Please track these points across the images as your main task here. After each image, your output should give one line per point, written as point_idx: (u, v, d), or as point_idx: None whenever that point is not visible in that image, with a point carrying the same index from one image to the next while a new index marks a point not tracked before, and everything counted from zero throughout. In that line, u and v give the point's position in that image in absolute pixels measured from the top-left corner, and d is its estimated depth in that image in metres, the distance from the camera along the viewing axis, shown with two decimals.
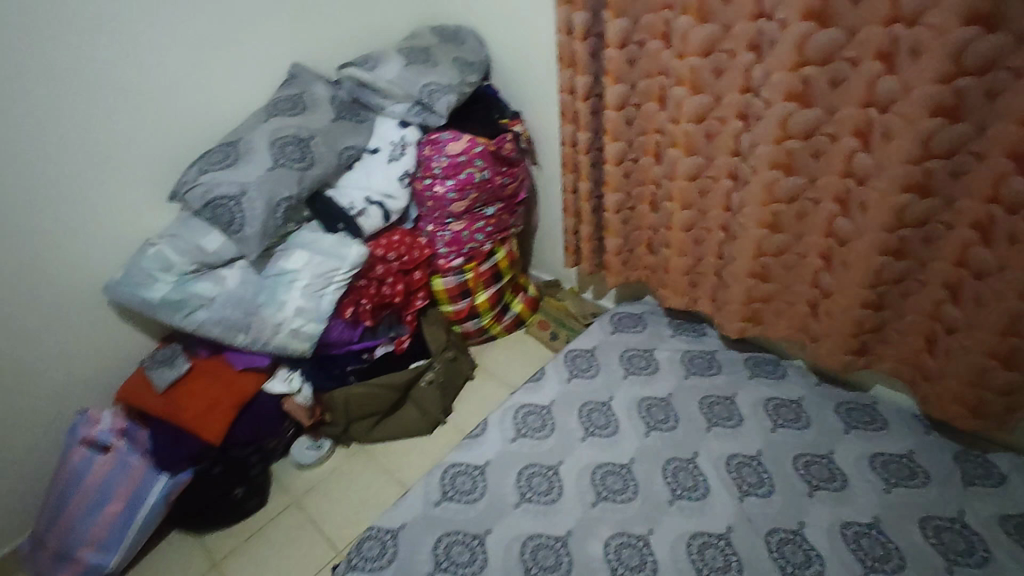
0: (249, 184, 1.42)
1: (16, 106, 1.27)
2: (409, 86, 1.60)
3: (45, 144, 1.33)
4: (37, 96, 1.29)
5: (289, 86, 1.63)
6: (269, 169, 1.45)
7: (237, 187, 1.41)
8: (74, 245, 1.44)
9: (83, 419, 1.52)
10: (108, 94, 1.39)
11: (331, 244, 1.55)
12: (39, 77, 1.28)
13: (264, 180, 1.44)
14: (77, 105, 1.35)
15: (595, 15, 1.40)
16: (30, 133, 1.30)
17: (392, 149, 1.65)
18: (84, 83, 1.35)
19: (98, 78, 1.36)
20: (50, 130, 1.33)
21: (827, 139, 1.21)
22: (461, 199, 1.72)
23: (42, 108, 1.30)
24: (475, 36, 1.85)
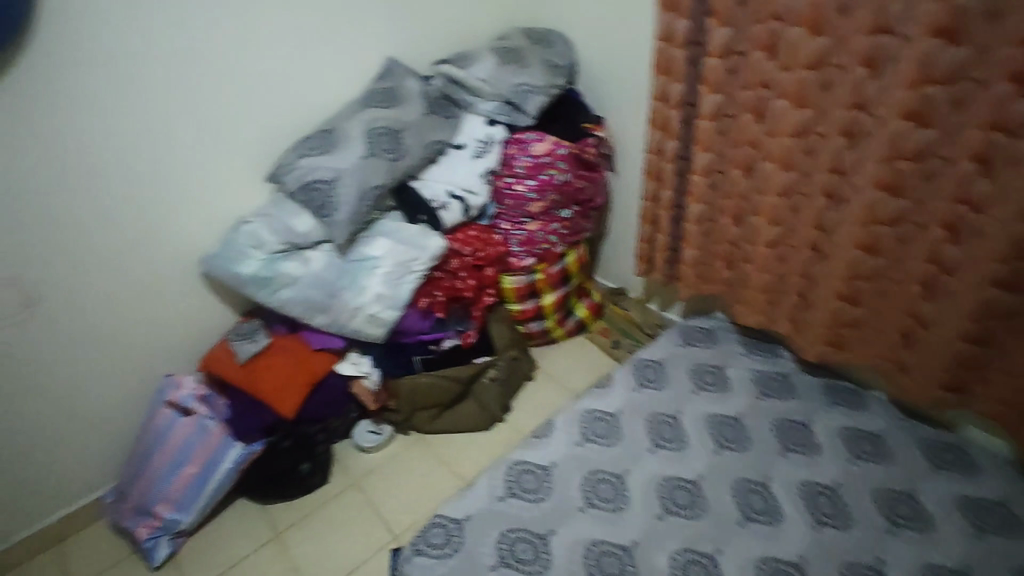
0: (344, 171, 1.48)
1: (141, 85, 1.36)
2: (501, 85, 1.62)
3: (160, 121, 1.42)
4: (160, 76, 1.38)
5: (384, 79, 1.67)
6: (363, 158, 1.50)
7: (333, 173, 1.47)
8: (177, 219, 1.52)
9: (169, 382, 1.60)
10: (222, 77, 1.46)
11: (413, 234, 1.57)
12: (163, 59, 1.37)
13: (358, 167, 1.49)
14: (193, 86, 1.43)
15: (698, 22, 1.38)
16: (148, 109, 1.39)
17: (477, 146, 1.67)
18: (203, 67, 1.43)
19: (214, 62, 1.44)
20: (166, 108, 1.41)
21: (942, 162, 1.15)
22: (540, 200, 1.73)
23: (163, 88, 1.39)
24: (564, 40, 1.85)
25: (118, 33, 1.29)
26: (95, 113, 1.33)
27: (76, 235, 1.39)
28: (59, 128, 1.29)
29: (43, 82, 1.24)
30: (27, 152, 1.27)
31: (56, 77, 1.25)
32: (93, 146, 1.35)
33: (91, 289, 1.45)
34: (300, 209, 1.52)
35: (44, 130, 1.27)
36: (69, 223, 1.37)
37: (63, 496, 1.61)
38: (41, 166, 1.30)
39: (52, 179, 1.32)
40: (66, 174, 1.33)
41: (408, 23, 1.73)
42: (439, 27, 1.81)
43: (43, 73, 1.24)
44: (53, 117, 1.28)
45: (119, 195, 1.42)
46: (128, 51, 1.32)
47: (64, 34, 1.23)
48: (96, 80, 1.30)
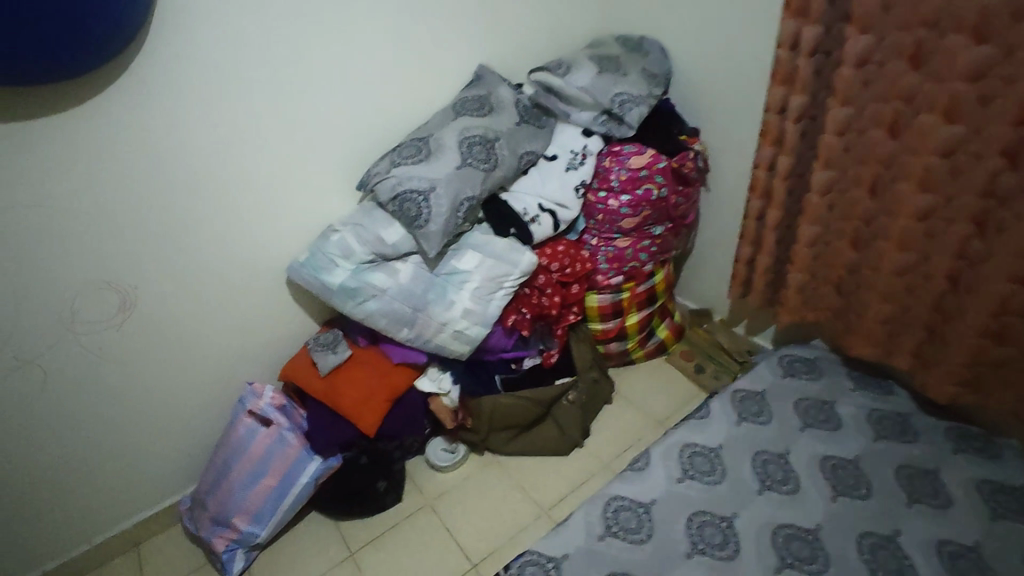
0: (439, 181, 1.41)
1: (240, 91, 1.32)
2: (601, 94, 1.54)
3: (257, 128, 1.38)
4: (259, 82, 1.34)
5: (476, 87, 1.61)
6: (457, 168, 1.44)
7: (427, 184, 1.41)
8: (267, 226, 1.49)
9: (250, 391, 1.56)
10: (318, 84, 1.42)
11: (504, 248, 1.50)
12: (264, 64, 1.33)
13: (453, 178, 1.43)
14: (290, 93, 1.39)
15: (829, 29, 1.27)
16: (246, 117, 1.35)
17: (571, 158, 1.59)
18: (300, 73, 1.38)
19: (312, 68, 1.39)
20: (263, 116, 1.37)
21: None
22: (633, 216, 1.64)
23: (261, 94, 1.35)
24: (660, 47, 1.76)
25: (222, 39, 1.25)
26: (196, 120, 1.29)
27: (171, 242, 1.37)
28: (161, 135, 1.26)
29: (149, 89, 1.21)
30: (130, 159, 1.24)
31: (162, 83, 1.22)
32: (192, 154, 1.31)
33: (181, 296, 1.43)
34: (390, 220, 1.48)
35: (147, 137, 1.24)
36: (165, 231, 1.35)
37: (142, 500, 1.60)
38: (142, 174, 1.27)
39: (151, 186, 1.29)
40: (165, 182, 1.30)
41: (501, 27, 1.66)
42: (531, 33, 1.74)
43: (149, 80, 1.20)
44: (155, 124, 1.24)
45: (213, 204, 1.39)
46: (231, 57, 1.28)
47: (171, 40, 1.20)
48: (199, 86, 1.27)
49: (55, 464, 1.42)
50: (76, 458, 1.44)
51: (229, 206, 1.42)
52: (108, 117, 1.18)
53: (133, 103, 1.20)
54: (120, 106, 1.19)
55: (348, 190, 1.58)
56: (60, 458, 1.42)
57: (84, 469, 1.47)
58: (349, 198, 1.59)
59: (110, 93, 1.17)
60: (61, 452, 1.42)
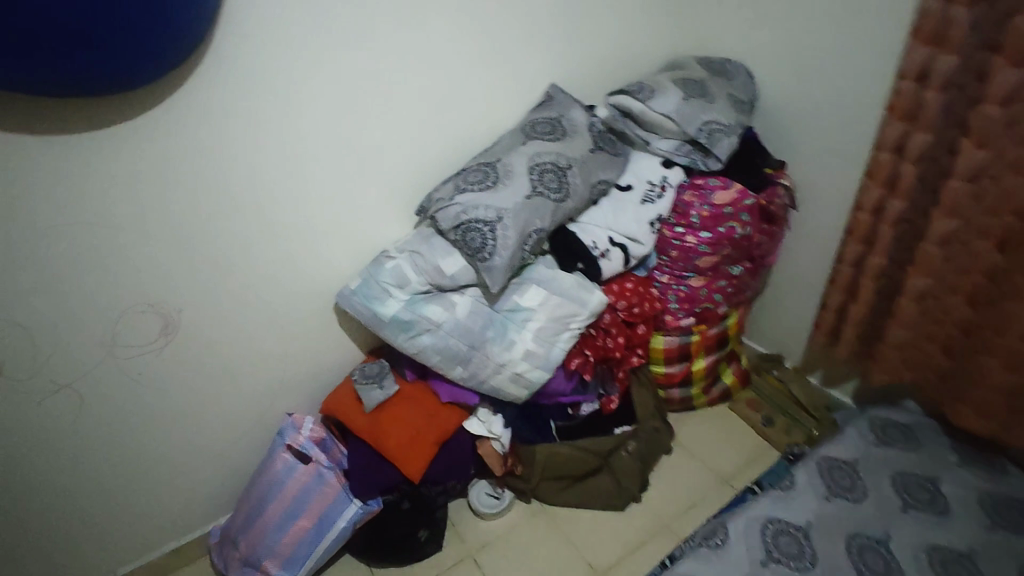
0: (507, 211, 1.30)
1: (303, 107, 1.22)
2: (686, 122, 1.40)
3: (317, 147, 1.28)
4: (324, 98, 1.24)
5: (547, 108, 1.50)
6: (527, 198, 1.32)
7: (494, 213, 1.29)
8: (318, 249, 1.40)
9: (290, 423, 1.46)
10: (384, 102, 1.31)
11: (571, 286, 1.37)
12: (329, 79, 1.23)
13: (521, 208, 1.31)
14: (353, 111, 1.29)
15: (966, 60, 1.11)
16: (307, 135, 1.26)
17: (647, 189, 1.45)
18: (367, 89, 1.28)
19: (379, 85, 1.29)
20: (324, 134, 1.28)
21: None
22: (711, 255, 1.49)
23: (325, 111, 1.25)
24: (747, 72, 1.62)
25: (288, 53, 1.16)
26: (255, 138, 1.20)
27: (220, 265, 1.28)
28: (217, 153, 1.17)
29: (208, 104, 1.12)
30: (183, 178, 1.15)
31: (222, 99, 1.13)
32: (248, 171, 1.22)
33: (225, 320, 1.34)
34: (450, 249, 1.37)
35: (202, 154, 1.15)
36: (214, 253, 1.26)
37: (170, 531, 1.51)
38: (194, 193, 1.18)
39: (203, 206, 1.20)
40: (218, 202, 1.22)
41: (576, 46, 1.55)
42: (607, 52, 1.62)
43: (210, 95, 1.11)
44: (212, 141, 1.15)
45: (265, 225, 1.30)
46: (295, 72, 1.18)
47: (236, 53, 1.11)
48: (260, 102, 1.17)
49: (84, 494, 1.33)
50: (106, 488, 1.35)
51: (281, 226, 1.32)
52: (163, 131, 1.10)
53: (190, 119, 1.11)
54: (177, 121, 1.10)
55: (406, 213, 1.48)
56: (89, 489, 1.33)
57: (113, 500, 1.38)
58: (405, 222, 1.49)
59: (168, 108, 1.08)
60: (90, 482, 1.33)
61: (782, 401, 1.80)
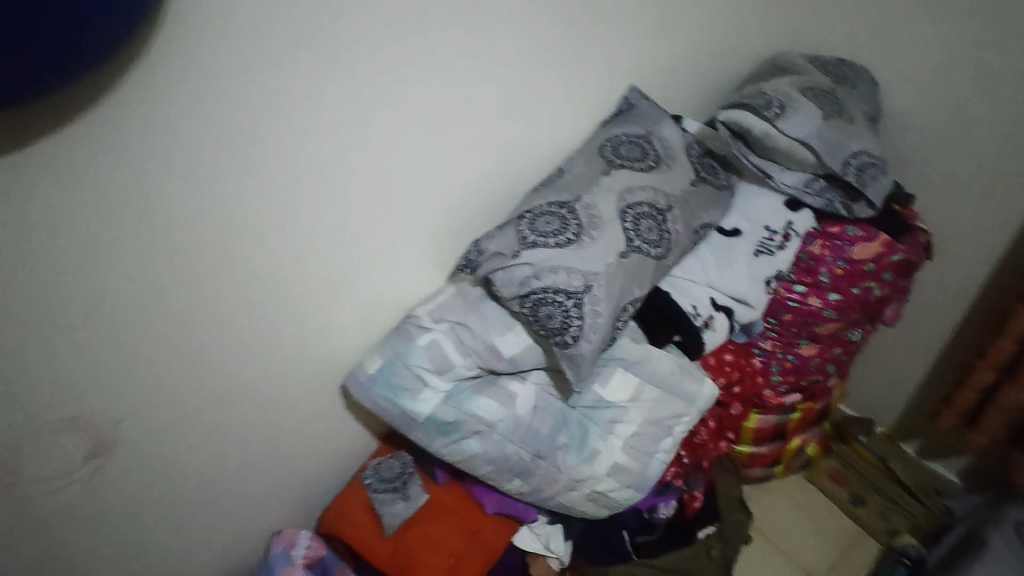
0: (598, 278, 0.92)
1: (318, 125, 0.80)
2: (830, 148, 1.02)
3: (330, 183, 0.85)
4: (348, 112, 0.82)
5: (631, 120, 1.11)
6: (622, 256, 0.94)
7: (579, 281, 0.91)
8: (323, 319, 0.98)
9: (276, 548, 1.07)
10: (427, 113, 0.90)
11: (671, 374, 1.02)
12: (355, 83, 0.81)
13: (615, 271, 0.93)
14: (385, 128, 0.87)
15: None
16: (317, 164, 0.83)
17: (763, 237, 1.09)
18: (408, 97, 0.87)
19: (423, 90, 0.87)
20: (340, 161, 0.85)
21: None
22: (834, 322, 1.15)
23: (347, 130, 0.83)
24: (868, 79, 1.26)
25: (290, 40, 0.73)
26: (235, 172, 0.76)
27: (177, 357, 0.84)
28: (180, 196, 0.73)
29: (162, 121, 0.68)
30: (118, 236, 0.70)
31: (186, 111, 0.69)
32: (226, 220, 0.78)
33: (185, 429, 0.91)
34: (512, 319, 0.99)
35: (152, 200, 0.71)
36: (174, 341, 0.82)
37: None
38: (141, 259, 0.73)
39: (155, 276, 0.76)
40: (178, 268, 0.77)
41: (663, 36, 1.15)
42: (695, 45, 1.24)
43: (164, 106, 0.67)
44: (168, 179, 0.71)
45: (248, 293, 0.86)
46: (302, 70, 0.75)
47: (208, 38, 0.67)
48: (246, 114, 0.74)
49: None
50: None
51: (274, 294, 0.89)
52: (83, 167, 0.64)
53: (132, 144, 0.67)
54: (109, 150, 0.65)
55: (440, 262, 1.07)
56: None
57: None
58: (437, 273, 1.08)
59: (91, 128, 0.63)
60: None
61: (875, 478, 1.48)
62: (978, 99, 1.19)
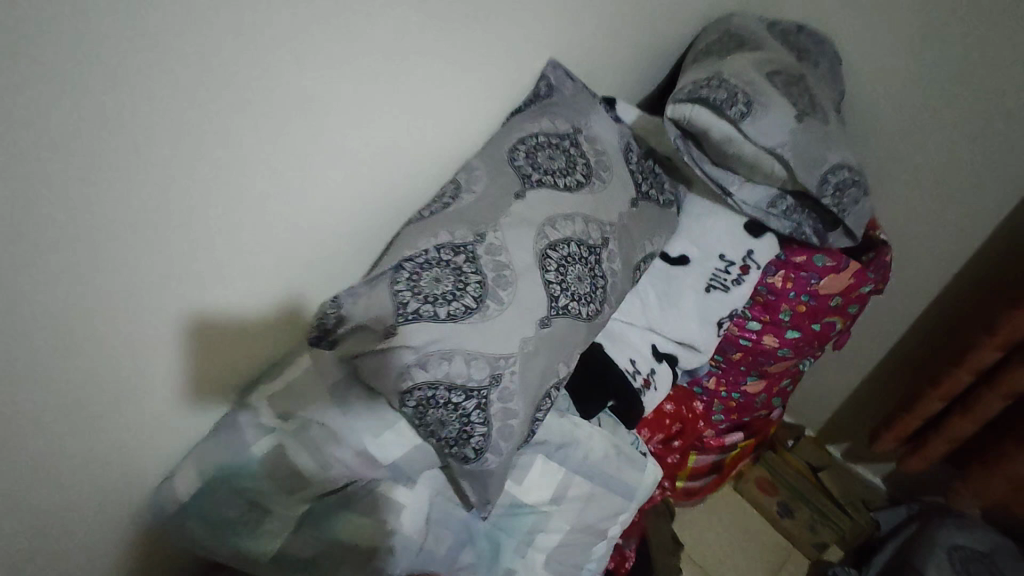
0: (510, 363, 0.65)
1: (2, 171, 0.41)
2: (809, 163, 0.78)
3: (173, 109, 0.48)
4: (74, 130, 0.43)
5: (552, 114, 0.81)
6: (543, 326, 0.67)
7: (484, 372, 0.63)
8: (149, 356, 0.58)
9: None
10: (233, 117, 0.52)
11: (607, 462, 0.79)
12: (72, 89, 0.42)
13: (533, 351, 0.66)
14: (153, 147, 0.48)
15: None
16: (79, 138, 0.44)
17: (717, 269, 0.86)
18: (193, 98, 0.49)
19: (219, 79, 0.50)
20: (195, 76, 0.48)
21: None
22: (787, 360, 0.97)
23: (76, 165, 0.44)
24: (835, 56, 1.02)
25: None
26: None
27: None
28: None
29: None
30: None
31: None
32: None
33: None
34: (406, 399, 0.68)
35: None
36: None
37: None
38: None
39: None
40: None
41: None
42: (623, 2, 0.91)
43: None
44: None
45: None
46: None
47: None
48: None
49: None
50: None
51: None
52: None
53: None
54: None
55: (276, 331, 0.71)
56: None
57: None
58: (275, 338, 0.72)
59: None
60: None
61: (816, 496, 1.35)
62: (961, 91, 0.97)
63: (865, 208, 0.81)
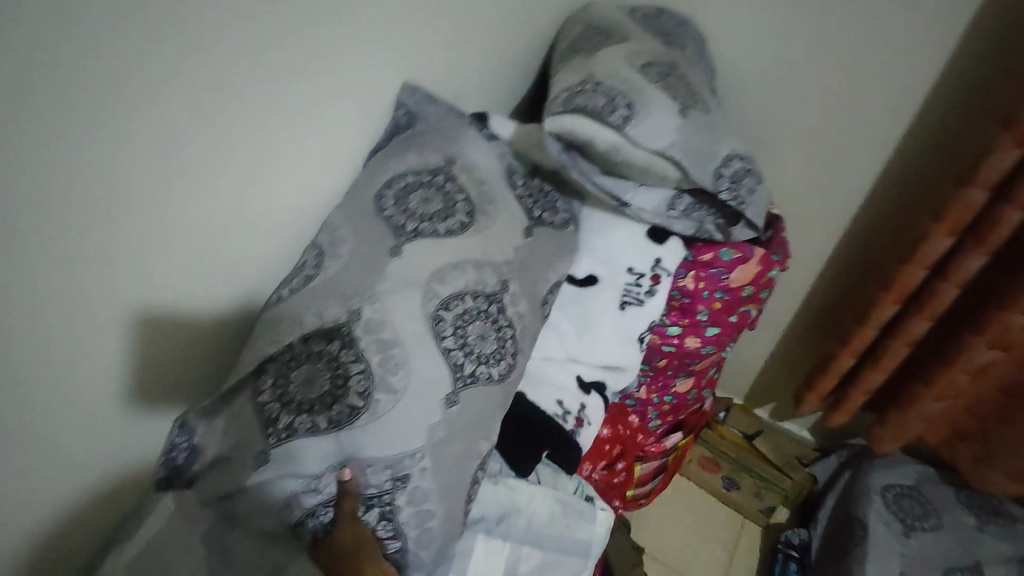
0: (417, 460, 0.55)
1: None
2: (699, 159, 0.73)
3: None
4: None
5: (417, 145, 0.71)
6: (448, 405, 0.57)
7: (383, 477, 0.54)
8: None
9: None
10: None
11: (553, 524, 0.71)
12: None
13: (444, 435, 0.57)
14: None
15: None
16: None
17: (628, 284, 0.80)
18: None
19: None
20: None
21: None
22: (711, 356, 0.94)
23: None
24: (700, 34, 0.99)
25: None
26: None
27: None
28: None
29: None
30: None
31: None
32: None
33: None
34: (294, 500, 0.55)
35: None
36: None
37: None
38: None
39: None
40: None
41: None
42: None
43: None
44: None
45: None
46: None
47: None
48: None
49: None
50: None
51: None
52: None
53: None
54: None
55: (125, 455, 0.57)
56: None
57: None
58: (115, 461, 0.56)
59: None
60: None
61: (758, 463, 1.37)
62: (824, 58, 0.96)
63: (761, 195, 0.78)
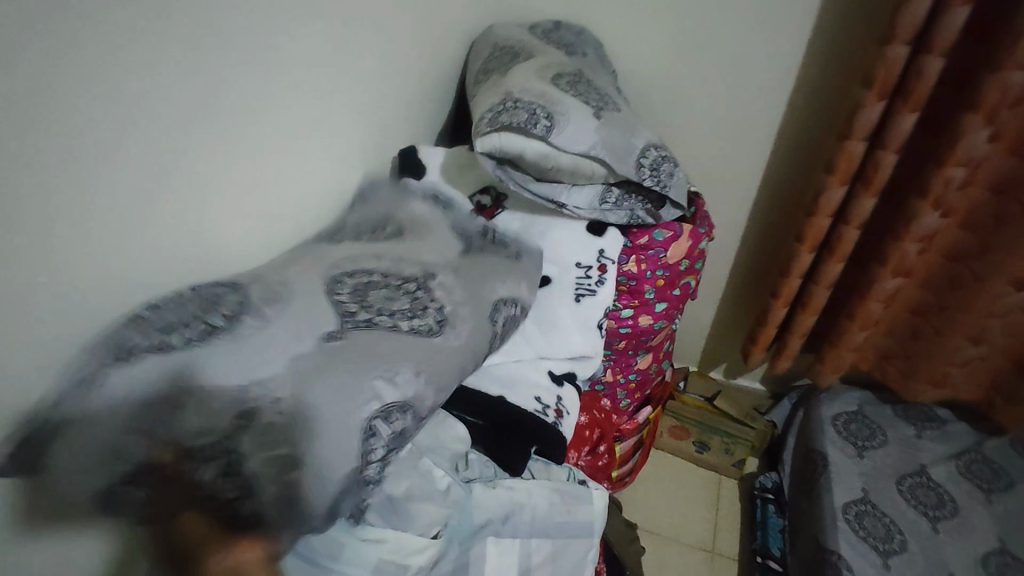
0: (272, 386, 0.54)
1: None
2: (620, 154, 0.80)
3: None
4: None
5: (370, 205, 0.83)
6: (328, 338, 0.60)
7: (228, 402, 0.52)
8: None
9: None
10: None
11: (554, 510, 0.75)
12: None
13: (313, 366, 0.57)
14: None
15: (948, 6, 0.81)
16: None
17: (578, 277, 0.87)
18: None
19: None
20: None
21: None
22: (663, 328, 1.01)
23: None
24: (595, 40, 1.07)
25: None
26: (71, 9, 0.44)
27: None
28: None
29: None
30: None
31: None
32: None
33: None
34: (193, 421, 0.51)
35: None
36: None
37: None
38: None
39: None
40: None
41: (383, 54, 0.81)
42: None
43: None
44: None
45: None
46: None
47: None
48: None
49: None
50: None
51: None
52: None
53: None
54: None
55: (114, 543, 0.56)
56: None
57: None
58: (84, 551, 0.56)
59: None
60: None
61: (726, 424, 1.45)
62: (709, 45, 1.06)
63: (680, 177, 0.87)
